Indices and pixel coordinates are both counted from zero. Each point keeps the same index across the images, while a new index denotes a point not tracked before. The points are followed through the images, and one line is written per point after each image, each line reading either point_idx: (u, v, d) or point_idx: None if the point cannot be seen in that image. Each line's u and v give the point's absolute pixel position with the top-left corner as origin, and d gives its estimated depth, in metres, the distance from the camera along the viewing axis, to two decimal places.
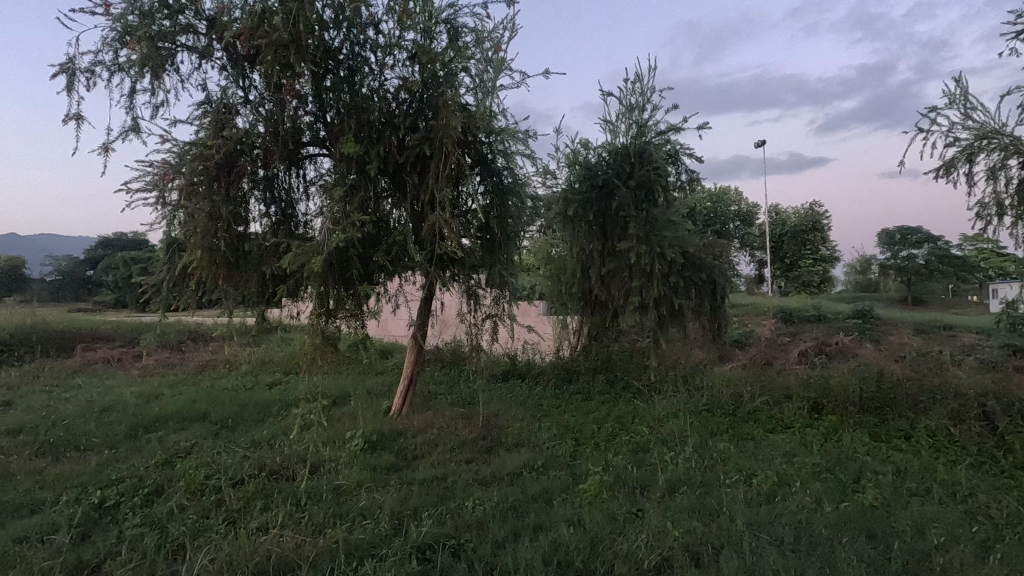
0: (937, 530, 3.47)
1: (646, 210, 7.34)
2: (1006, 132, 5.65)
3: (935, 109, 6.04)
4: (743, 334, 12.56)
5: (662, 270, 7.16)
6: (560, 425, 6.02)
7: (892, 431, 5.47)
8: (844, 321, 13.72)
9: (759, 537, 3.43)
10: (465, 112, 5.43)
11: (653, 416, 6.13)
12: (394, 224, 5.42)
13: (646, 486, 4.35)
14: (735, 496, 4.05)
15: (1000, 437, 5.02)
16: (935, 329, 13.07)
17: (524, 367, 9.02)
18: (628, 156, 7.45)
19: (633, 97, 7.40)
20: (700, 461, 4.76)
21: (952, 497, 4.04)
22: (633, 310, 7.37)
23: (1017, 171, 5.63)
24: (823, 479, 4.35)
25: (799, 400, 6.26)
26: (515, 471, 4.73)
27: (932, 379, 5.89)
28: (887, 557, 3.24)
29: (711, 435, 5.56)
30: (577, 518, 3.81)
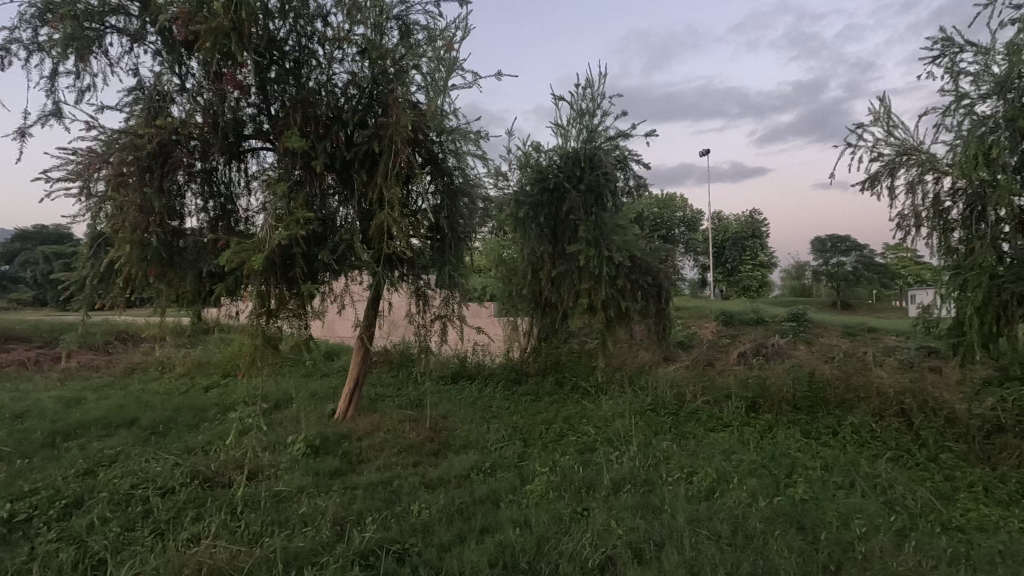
0: (860, 521, 3.69)
1: (596, 214, 7.47)
2: (924, 149, 6.10)
3: (862, 126, 6.45)
4: (687, 336, 13.02)
5: (611, 273, 7.29)
6: (509, 426, 6.04)
7: (822, 428, 5.78)
8: (781, 323, 14.44)
9: (698, 533, 3.54)
10: (415, 110, 5.35)
11: (600, 416, 6.24)
12: (340, 222, 5.32)
13: (592, 485, 4.41)
14: (677, 493, 4.16)
15: (916, 432, 5.40)
16: (861, 331, 13.98)
17: (474, 369, 8.99)
18: (578, 160, 7.55)
19: (585, 102, 7.53)
20: (644, 460, 4.87)
21: (874, 489, 4.31)
22: (582, 312, 7.48)
23: (932, 186, 6.08)
24: (758, 475, 4.54)
25: (738, 399, 6.52)
26: (463, 473, 4.70)
27: (857, 379, 6.28)
28: (815, 547, 3.42)
29: (655, 434, 5.71)
30: (523, 519, 3.81)
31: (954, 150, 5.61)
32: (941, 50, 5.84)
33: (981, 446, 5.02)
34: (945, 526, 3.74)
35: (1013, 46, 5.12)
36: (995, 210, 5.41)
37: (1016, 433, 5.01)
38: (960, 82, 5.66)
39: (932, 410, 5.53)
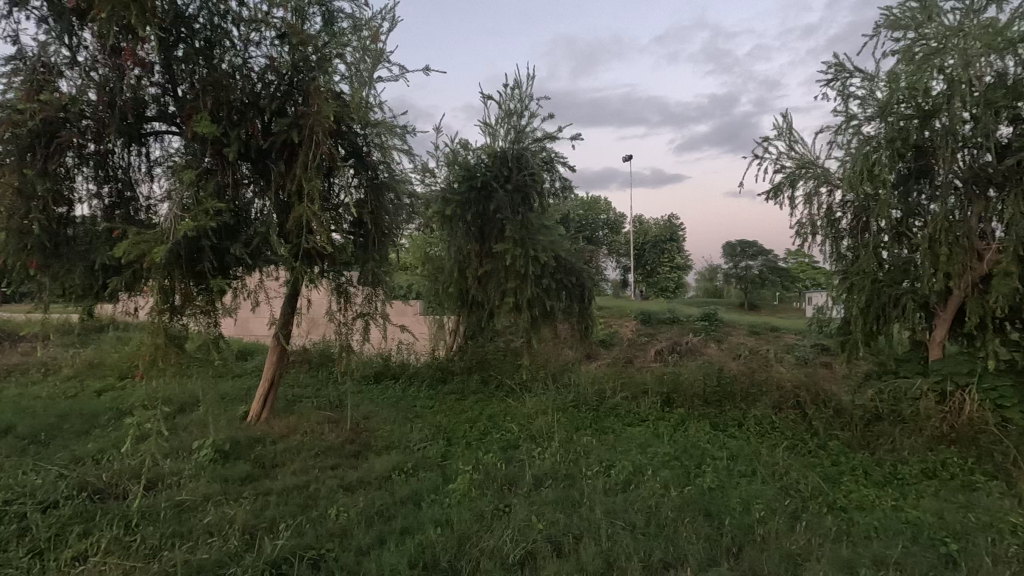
0: (759, 505, 3.98)
1: (523, 214, 7.55)
2: (819, 164, 6.67)
3: (767, 140, 6.96)
4: (608, 334, 13.49)
5: (536, 273, 7.40)
6: (433, 425, 5.98)
7: (729, 420, 6.17)
8: (694, 323, 15.31)
9: (614, 524, 3.68)
10: (338, 101, 5.15)
11: (524, 413, 6.32)
12: (255, 215, 5.03)
13: (514, 482, 4.46)
14: (595, 487, 4.30)
15: (809, 422, 5.90)
16: (764, 330, 15.10)
17: (398, 368, 8.82)
18: (506, 160, 7.61)
19: (512, 102, 7.59)
20: (565, 455, 4.99)
21: (772, 476, 4.66)
22: (508, 311, 7.54)
23: (826, 198, 6.66)
24: (670, 466, 4.79)
25: (654, 395, 6.84)
26: (384, 475, 4.59)
27: (760, 374, 6.77)
28: (720, 532, 3.65)
29: (576, 430, 5.86)
30: (444, 519, 3.79)
31: (845, 166, 6.18)
32: (834, 74, 6.42)
33: (862, 433, 5.57)
34: (831, 507, 4.12)
35: (893, 74, 5.71)
36: (877, 221, 6.02)
37: (890, 421, 5.61)
38: (849, 104, 6.25)
39: (823, 402, 6.06)
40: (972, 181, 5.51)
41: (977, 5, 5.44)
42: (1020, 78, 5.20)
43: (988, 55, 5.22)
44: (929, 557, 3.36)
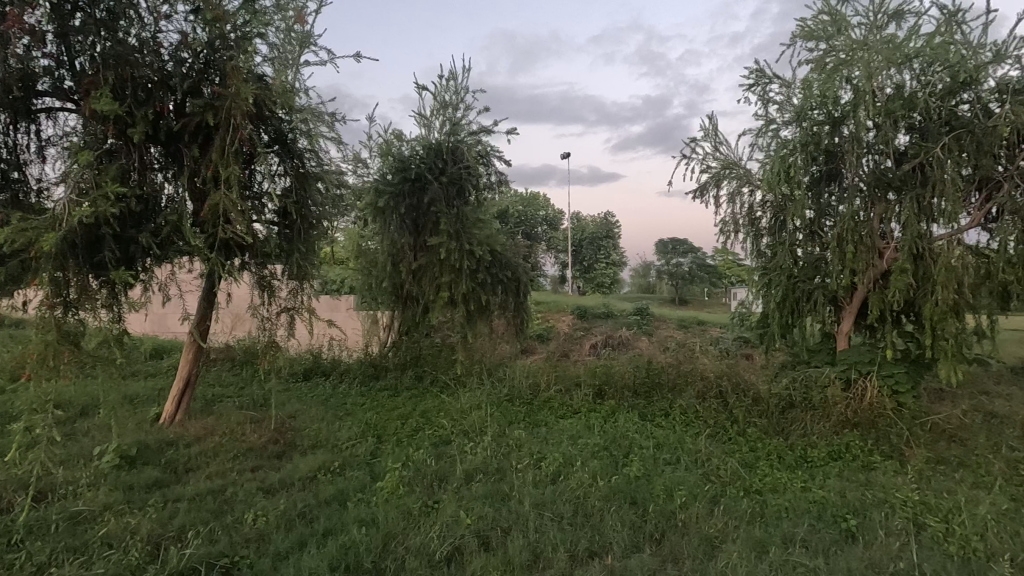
0: (681, 491, 4.13)
1: (458, 208, 7.48)
2: (741, 165, 7.00)
3: (694, 140, 7.23)
4: (545, 329, 13.64)
5: (471, 267, 7.36)
6: (362, 423, 5.82)
7: (656, 410, 6.39)
8: (627, 317, 15.80)
9: (542, 516, 3.72)
10: (259, 84, 4.88)
11: (458, 408, 6.27)
12: (165, 202, 4.70)
13: (445, 477, 4.41)
14: (525, 479, 4.33)
15: (730, 410, 6.20)
16: (692, 324, 15.77)
17: (329, 365, 8.54)
18: (440, 152, 7.49)
19: (447, 94, 7.49)
20: (497, 449, 4.99)
21: (695, 463, 4.85)
22: (443, 306, 7.46)
23: (747, 198, 7.01)
24: (599, 456, 4.89)
25: (586, 387, 6.99)
26: (308, 475, 4.41)
27: (685, 365, 7.04)
28: (644, 518, 3.77)
29: (508, 424, 5.87)
30: (369, 518, 3.68)
31: (764, 167, 6.52)
32: (755, 80, 6.74)
33: (777, 420, 5.92)
34: (747, 491, 4.34)
35: (806, 82, 6.09)
36: (792, 221, 6.39)
37: (802, 407, 5.99)
38: (769, 109, 6.59)
39: (743, 392, 6.37)
40: (875, 185, 5.94)
41: (880, 21, 5.86)
42: (915, 91, 5.65)
43: (889, 68, 5.64)
44: (831, 532, 3.61)
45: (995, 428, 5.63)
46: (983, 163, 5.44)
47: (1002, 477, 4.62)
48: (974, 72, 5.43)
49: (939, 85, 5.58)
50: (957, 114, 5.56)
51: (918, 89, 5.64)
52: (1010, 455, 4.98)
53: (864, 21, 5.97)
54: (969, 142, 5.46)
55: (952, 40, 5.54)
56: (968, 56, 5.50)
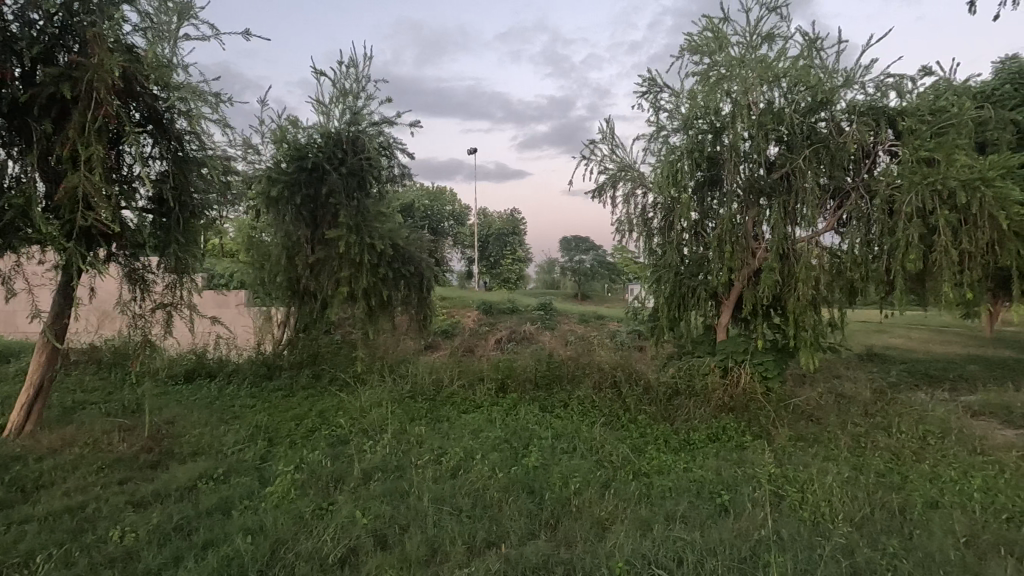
0: (576, 478, 4.32)
1: (358, 200, 7.24)
2: (636, 169, 7.41)
3: (593, 142, 7.54)
4: (451, 325, 13.60)
5: (372, 261, 7.14)
6: (252, 425, 5.47)
7: (556, 402, 6.61)
8: (532, 312, 16.15)
9: (441, 510, 3.73)
10: (128, 55, 4.40)
11: (357, 406, 6.08)
12: (10, 184, 4.17)
13: (341, 478, 4.27)
14: (425, 476, 4.30)
15: (623, 399, 6.57)
16: (592, 318, 16.46)
17: (215, 365, 7.93)
18: (340, 142, 7.20)
19: (348, 82, 7.21)
20: (397, 446, 4.91)
21: (589, 450, 5.09)
22: (342, 301, 7.19)
23: (640, 199, 7.43)
24: (500, 449, 4.98)
25: (489, 381, 7.07)
26: (187, 484, 4.08)
27: (583, 357, 7.34)
28: (540, 506, 3.90)
29: (410, 421, 5.80)
30: (257, 526, 3.48)
31: (655, 170, 6.95)
32: (648, 88, 7.16)
33: (665, 406, 6.36)
34: (636, 473, 4.63)
35: (693, 93, 6.58)
36: (680, 222, 6.88)
37: (686, 394, 6.48)
38: (660, 116, 7.03)
39: (635, 381, 6.77)
40: (750, 191, 6.53)
41: (755, 42, 6.46)
42: (783, 108, 6.29)
43: (761, 85, 6.25)
44: (707, 508, 3.95)
45: (843, 406, 6.43)
46: (836, 174, 6.17)
47: (847, 450, 5.30)
48: (829, 93, 6.15)
49: (802, 104, 6.25)
50: (817, 130, 6.26)
51: (785, 106, 6.28)
52: (853, 430, 5.72)
53: (742, 41, 6.55)
54: (825, 155, 6.17)
55: (812, 64, 6.24)
56: (825, 79, 6.22)
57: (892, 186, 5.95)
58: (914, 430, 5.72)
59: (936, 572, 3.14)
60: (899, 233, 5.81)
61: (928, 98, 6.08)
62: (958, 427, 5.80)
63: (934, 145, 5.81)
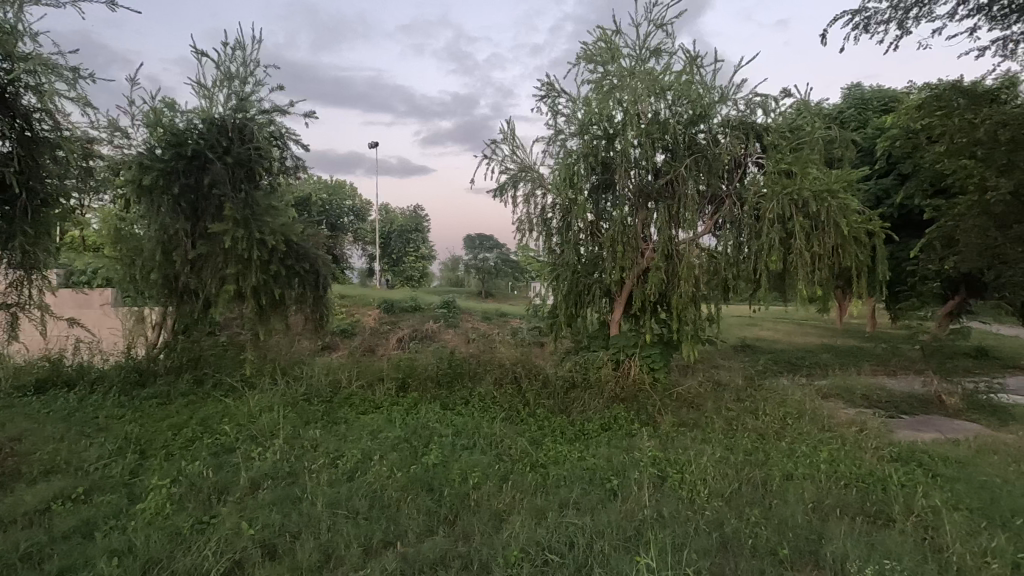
0: (475, 472, 4.38)
1: (246, 192, 6.78)
2: (535, 170, 7.63)
3: (495, 142, 7.66)
4: (350, 324, 13.17)
5: (262, 258, 6.72)
6: (119, 437, 4.96)
7: (457, 399, 6.65)
8: (434, 309, 16.05)
9: (336, 514, 3.63)
10: None
11: (245, 412, 5.72)
12: None
13: (226, 489, 4.01)
14: (319, 480, 4.16)
15: (523, 394, 6.75)
16: (495, 316, 16.70)
17: (74, 373, 7.06)
18: (225, 129, 6.70)
19: (233, 65, 6.74)
20: (289, 452, 4.69)
21: (489, 445, 5.19)
22: (228, 300, 6.71)
23: (539, 199, 7.65)
24: (399, 449, 4.92)
25: (389, 381, 6.96)
26: (39, 507, 3.63)
27: (485, 355, 7.44)
28: (439, 503, 3.92)
29: (304, 424, 5.55)
30: (125, 546, 3.18)
31: (553, 172, 7.21)
32: (546, 93, 7.41)
33: (562, 399, 6.64)
34: (533, 465, 4.79)
35: (588, 100, 6.91)
36: (577, 223, 7.20)
37: (581, 386, 6.81)
38: (558, 120, 7.29)
39: (534, 375, 6.99)
40: (639, 195, 6.98)
41: (643, 56, 6.91)
42: (668, 119, 6.79)
43: (649, 97, 6.70)
44: (598, 493, 4.19)
45: (719, 393, 7.07)
46: (713, 182, 6.77)
47: (721, 433, 5.85)
48: (707, 108, 6.73)
49: (684, 116, 6.78)
50: (697, 140, 6.82)
51: (670, 117, 6.78)
52: (726, 415, 6.32)
53: (632, 53, 6.98)
54: (703, 164, 6.74)
55: (693, 79, 6.79)
56: (703, 94, 6.79)
57: (759, 195, 6.63)
58: (776, 412, 6.44)
59: (788, 534, 3.59)
60: (765, 236, 6.50)
61: (788, 117, 6.85)
62: (811, 408, 6.60)
63: (792, 159, 6.56)
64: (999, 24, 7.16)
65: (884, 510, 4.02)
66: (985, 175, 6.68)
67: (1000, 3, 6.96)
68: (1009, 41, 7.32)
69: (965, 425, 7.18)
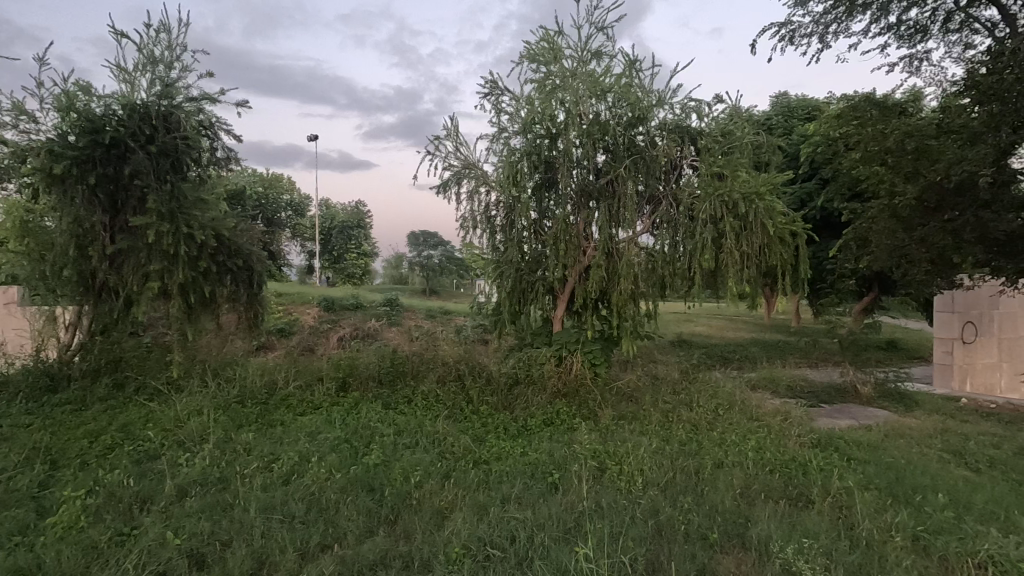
0: (418, 471, 4.34)
1: (171, 183, 6.39)
2: (478, 167, 7.62)
3: (438, 138, 7.58)
4: (287, 323, 12.70)
5: (191, 253, 6.37)
6: (25, 447, 4.57)
7: (399, 398, 6.55)
8: (376, 308, 15.73)
9: (270, 519, 3.51)
10: None
11: (171, 416, 5.41)
12: None
13: (149, 498, 3.79)
14: (253, 485, 4.00)
15: (466, 391, 6.75)
16: (439, 313, 16.56)
17: None
18: (148, 116, 6.29)
19: (157, 48, 6.33)
20: (220, 456, 4.48)
21: (432, 443, 5.16)
22: (151, 298, 6.31)
23: (482, 196, 7.64)
24: (339, 450, 4.80)
25: (329, 381, 6.78)
26: None
27: (427, 353, 7.38)
28: (380, 503, 3.86)
29: (237, 428, 5.31)
30: (32, 565, 2.95)
31: (496, 170, 7.23)
32: (490, 90, 7.40)
33: (505, 396, 6.69)
34: (476, 462, 4.81)
35: (531, 99, 6.98)
36: (520, 221, 7.25)
37: (524, 382, 6.88)
38: (501, 117, 7.31)
39: (478, 373, 7.00)
40: (581, 194, 7.10)
41: (585, 57, 7.04)
42: (608, 120, 6.95)
43: (590, 98, 6.84)
44: (539, 487, 4.26)
45: (656, 386, 7.33)
46: (651, 183, 6.98)
47: (657, 425, 6.07)
48: (645, 111, 6.93)
49: (624, 118, 6.95)
50: (636, 142, 7.02)
51: (611, 118, 6.94)
52: (663, 407, 6.56)
53: (573, 55, 7.09)
54: (642, 165, 6.95)
55: (632, 82, 6.97)
56: (642, 96, 6.98)
57: (693, 196, 6.90)
58: (708, 403, 6.76)
59: (717, 519, 3.78)
60: (698, 236, 6.78)
61: (721, 122, 7.16)
62: (740, 399, 6.97)
63: (723, 163, 6.88)
64: (906, 43, 7.78)
65: (804, 492, 4.31)
66: (894, 182, 7.25)
67: (907, 23, 7.57)
68: (914, 59, 7.98)
69: (876, 411, 7.79)
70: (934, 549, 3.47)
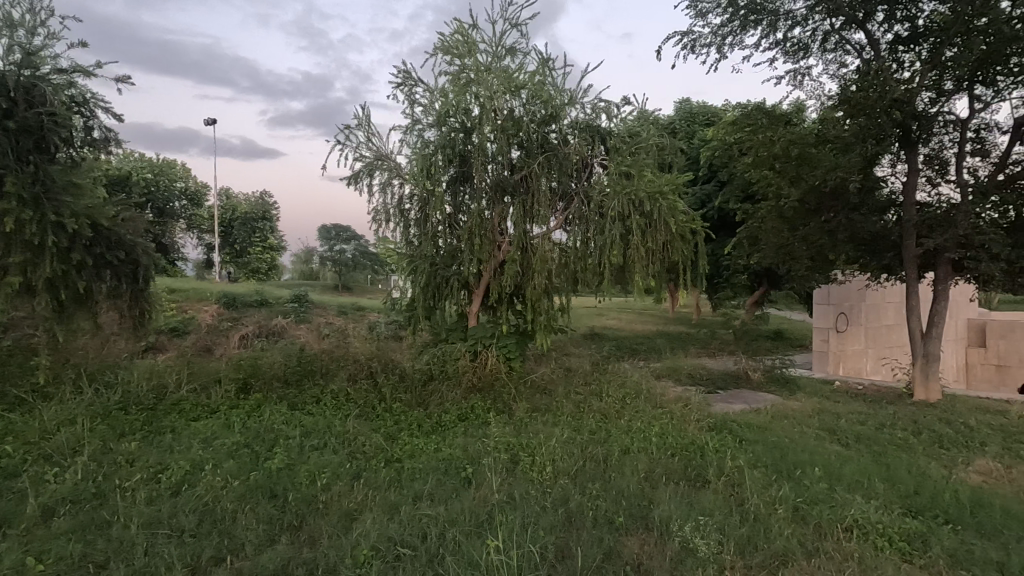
0: (325, 473, 4.16)
1: (36, 165, 5.65)
2: (391, 159, 7.41)
3: (348, 127, 7.29)
4: (180, 322, 11.70)
5: (61, 244, 5.67)
6: None
7: (306, 399, 6.22)
8: (283, 304, 14.88)
9: (156, 535, 3.22)
10: None
11: (37, 427, 4.80)
12: None
13: (7, 522, 3.33)
14: (135, 499, 3.64)
15: (379, 389, 6.56)
16: (352, 310, 15.98)
17: None
18: (5, 87, 5.51)
19: (17, 11, 5.57)
20: (97, 469, 4.04)
21: (341, 444, 4.95)
22: (12, 295, 5.56)
23: (395, 189, 7.44)
24: (237, 456, 4.49)
25: (228, 382, 6.32)
26: None
27: (337, 351, 7.09)
28: (283, 510, 3.66)
29: (117, 438, 4.81)
30: None
31: (410, 162, 7.08)
32: (403, 81, 7.22)
33: (419, 392, 6.58)
34: (387, 460, 4.68)
35: (446, 92, 6.89)
36: (434, 215, 7.16)
37: (440, 379, 6.80)
38: (415, 109, 7.15)
39: (391, 370, 6.84)
40: (496, 189, 7.11)
41: (499, 53, 7.06)
42: (522, 117, 7.00)
43: (504, 94, 6.87)
44: (452, 483, 4.22)
45: (569, 377, 7.53)
46: (563, 180, 7.13)
47: (569, 415, 6.24)
48: (558, 109, 7.06)
49: (538, 115, 7.04)
50: (549, 140, 7.13)
51: (524, 114, 7.01)
52: (574, 398, 6.75)
53: (488, 49, 7.08)
54: (555, 162, 7.07)
55: (545, 80, 7.07)
56: (555, 95, 7.10)
57: (603, 194, 7.13)
58: (617, 393, 7.04)
59: (622, 503, 3.95)
60: (608, 233, 7.02)
61: (629, 124, 7.45)
62: (647, 388, 7.31)
63: (630, 163, 7.17)
64: (791, 58, 8.52)
65: (702, 473, 4.60)
66: (780, 185, 7.90)
67: (791, 41, 8.29)
68: (798, 74, 8.75)
69: (764, 396, 8.50)
70: (811, 517, 3.85)
